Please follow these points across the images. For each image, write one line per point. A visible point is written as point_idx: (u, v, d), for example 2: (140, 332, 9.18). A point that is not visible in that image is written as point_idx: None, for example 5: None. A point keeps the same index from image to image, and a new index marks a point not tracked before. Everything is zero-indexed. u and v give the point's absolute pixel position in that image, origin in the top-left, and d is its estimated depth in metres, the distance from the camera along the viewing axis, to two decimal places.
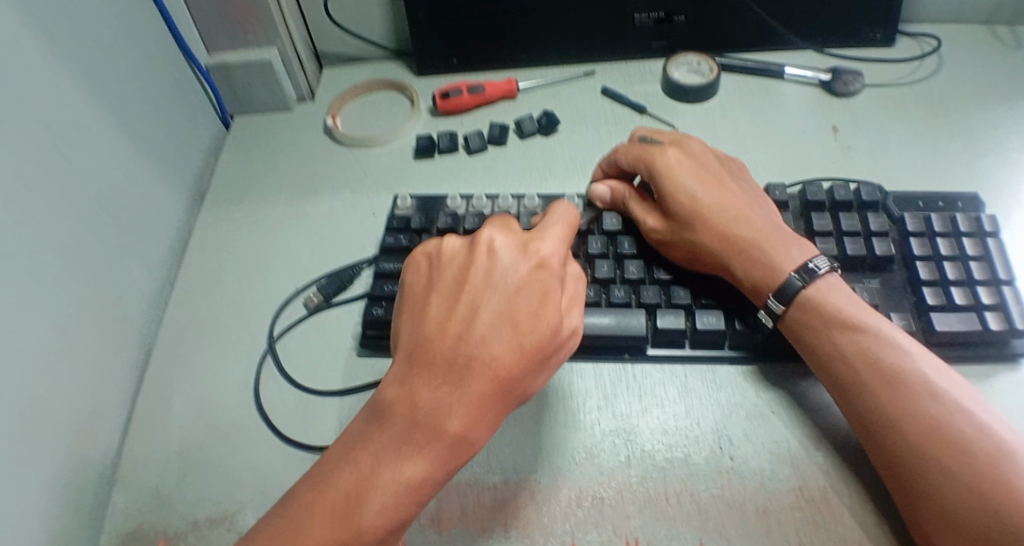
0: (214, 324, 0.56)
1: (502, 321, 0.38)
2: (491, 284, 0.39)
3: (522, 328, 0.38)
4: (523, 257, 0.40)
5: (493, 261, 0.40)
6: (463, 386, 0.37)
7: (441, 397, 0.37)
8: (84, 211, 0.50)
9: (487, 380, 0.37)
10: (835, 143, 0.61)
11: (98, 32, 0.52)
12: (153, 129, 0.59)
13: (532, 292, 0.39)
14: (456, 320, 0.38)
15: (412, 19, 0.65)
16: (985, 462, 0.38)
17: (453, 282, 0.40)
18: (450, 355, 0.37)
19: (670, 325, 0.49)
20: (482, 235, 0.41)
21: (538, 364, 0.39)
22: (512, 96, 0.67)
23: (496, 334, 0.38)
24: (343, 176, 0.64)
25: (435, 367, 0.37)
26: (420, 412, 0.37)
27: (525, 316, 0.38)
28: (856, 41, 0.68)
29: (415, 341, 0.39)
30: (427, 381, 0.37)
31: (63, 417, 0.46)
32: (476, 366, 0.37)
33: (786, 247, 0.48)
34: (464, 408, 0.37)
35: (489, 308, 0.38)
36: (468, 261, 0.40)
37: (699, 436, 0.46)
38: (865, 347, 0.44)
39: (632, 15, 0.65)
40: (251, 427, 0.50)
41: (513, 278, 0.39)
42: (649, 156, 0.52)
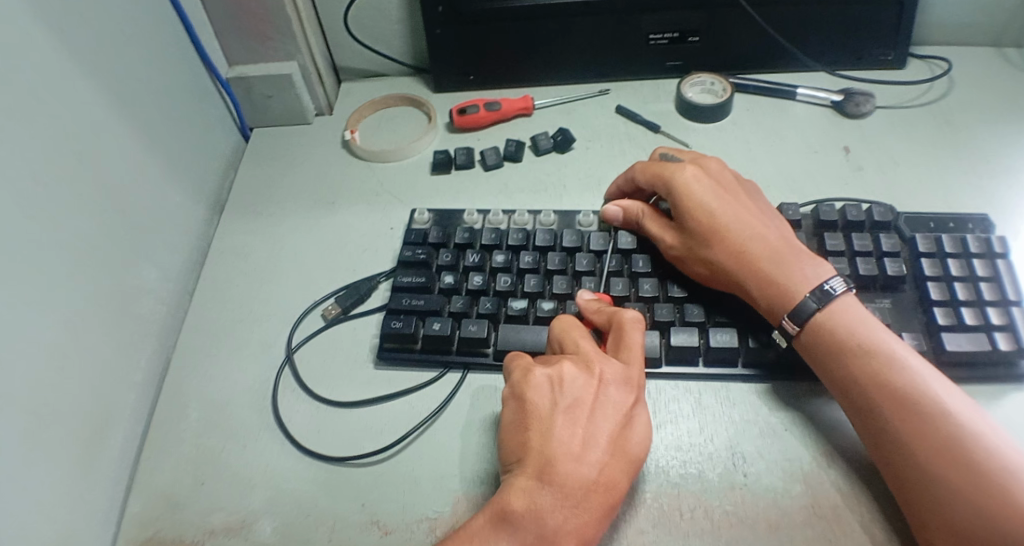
0: (231, 333, 0.56)
1: (620, 451, 0.42)
2: (610, 414, 0.42)
3: (634, 458, 0.42)
4: (633, 388, 0.44)
5: (610, 389, 0.43)
6: (589, 510, 0.40)
7: (567, 519, 0.39)
8: (104, 221, 0.51)
9: (606, 504, 0.40)
10: (846, 163, 0.62)
11: (121, 46, 0.54)
12: (173, 141, 0.60)
13: (640, 423, 0.43)
14: (580, 447, 0.41)
15: (429, 35, 0.66)
16: (996, 481, 0.39)
17: (575, 410, 0.42)
18: (579, 480, 0.40)
19: (684, 342, 0.49)
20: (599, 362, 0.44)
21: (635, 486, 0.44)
22: (527, 113, 0.67)
23: (613, 463, 0.41)
24: (360, 189, 0.64)
25: (564, 490, 0.40)
26: (548, 530, 0.39)
27: (636, 445, 0.42)
28: (866, 62, 0.69)
29: (540, 462, 0.41)
30: (556, 502, 0.40)
31: (82, 424, 0.47)
32: (599, 491, 0.40)
33: (801, 267, 0.48)
34: (588, 529, 0.40)
35: (607, 437, 0.42)
36: (587, 386, 0.43)
37: (712, 452, 0.47)
38: (880, 370, 0.44)
39: (646, 35, 0.66)
40: (267, 436, 0.50)
41: (628, 409, 0.43)
42: (668, 173, 0.53)
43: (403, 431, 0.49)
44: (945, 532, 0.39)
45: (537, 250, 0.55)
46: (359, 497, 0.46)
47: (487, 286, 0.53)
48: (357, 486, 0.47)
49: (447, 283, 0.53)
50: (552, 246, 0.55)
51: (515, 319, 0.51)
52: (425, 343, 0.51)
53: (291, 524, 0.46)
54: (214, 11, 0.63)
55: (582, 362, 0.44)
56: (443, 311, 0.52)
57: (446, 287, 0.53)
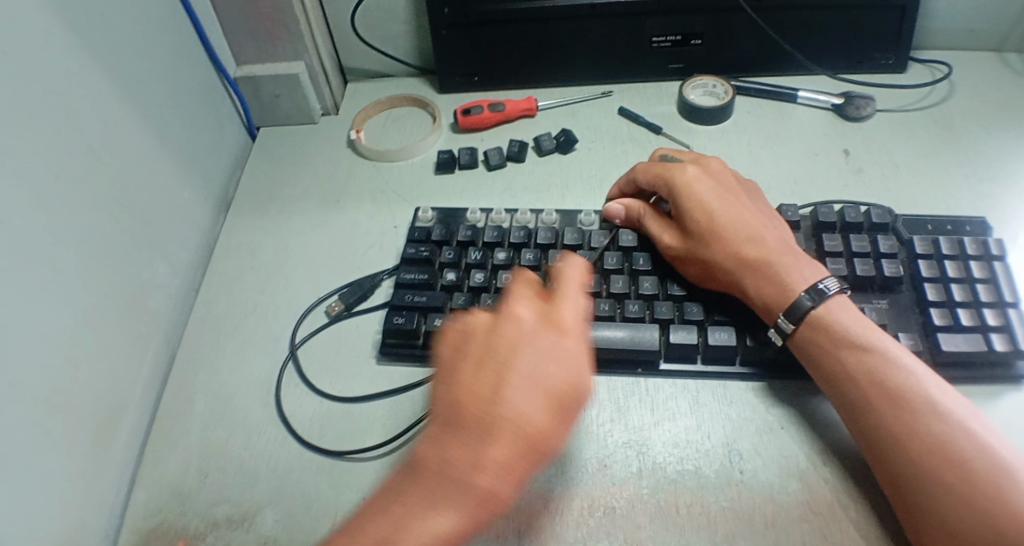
0: (237, 328, 0.57)
1: (530, 383, 0.40)
2: (520, 350, 0.40)
3: (549, 389, 0.40)
4: (545, 325, 0.42)
5: (519, 327, 0.42)
6: (493, 443, 0.38)
7: (471, 457, 0.38)
8: (114, 216, 0.52)
9: (516, 438, 0.38)
10: (846, 166, 0.62)
11: (133, 46, 0.55)
12: (182, 139, 0.61)
13: (561, 358, 0.41)
14: (484, 383, 0.40)
15: (435, 37, 0.67)
16: (988, 480, 0.39)
17: (479, 353, 0.42)
18: (480, 414, 0.39)
19: (682, 339, 0.50)
20: (509, 305, 0.43)
21: (568, 423, 0.41)
22: (531, 114, 0.68)
23: (522, 395, 0.39)
24: (365, 187, 0.65)
25: (468, 429, 0.39)
26: (451, 468, 0.38)
27: (551, 375, 0.40)
28: (868, 66, 0.69)
29: (446, 405, 0.40)
30: (458, 442, 0.39)
31: (90, 416, 0.47)
32: (502, 424, 0.38)
33: (798, 268, 0.49)
34: (495, 465, 0.38)
35: (517, 375, 0.40)
36: (496, 328, 0.42)
37: (710, 449, 0.47)
38: (876, 369, 0.44)
39: (650, 38, 0.67)
40: (272, 429, 0.51)
41: (539, 344, 0.41)
42: (670, 175, 0.54)
43: (405, 425, 0.50)
44: (938, 529, 0.40)
45: (538, 247, 0.55)
46: (361, 490, 0.47)
47: (489, 283, 0.53)
48: (359, 479, 0.48)
49: (449, 280, 0.54)
50: (554, 244, 0.56)
51: None
52: (427, 339, 0.52)
53: (293, 516, 0.46)
54: (224, 12, 0.65)
55: (496, 310, 0.44)
56: (446, 307, 0.53)
57: (449, 284, 0.54)
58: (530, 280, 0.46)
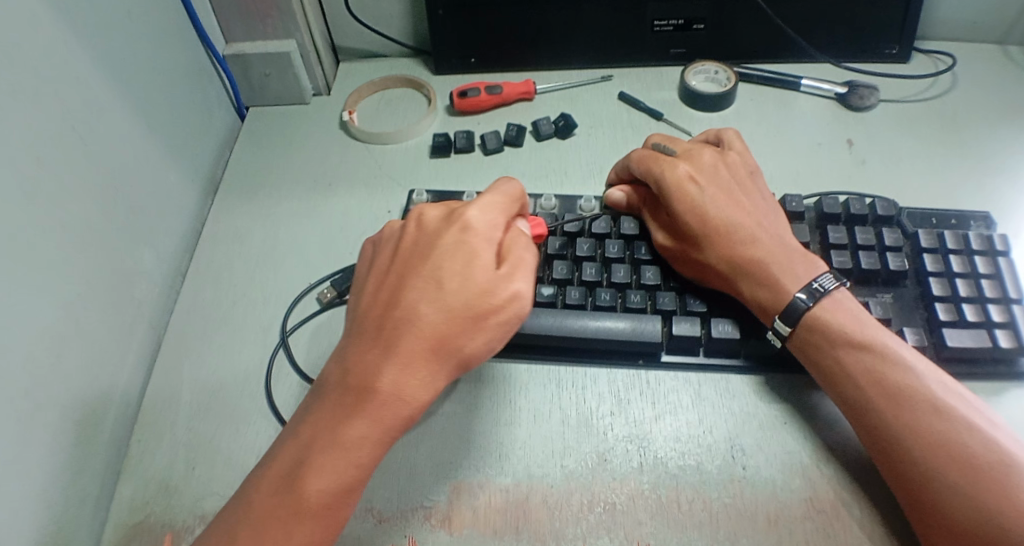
0: (225, 316, 0.55)
1: (429, 283, 0.39)
2: (421, 256, 0.40)
3: (446, 287, 0.38)
4: (449, 228, 0.41)
5: (422, 232, 0.42)
6: (395, 344, 0.38)
7: (371, 361, 0.38)
8: (97, 199, 0.49)
9: (418, 338, 0.38)
10: (850, 157, 0.61)
11: (118, 19, 0.52)
12: (168, 118, 0.58)
13: (459, 253, 0.39)
14: (386, 288, 0.40)
15: (432, 17, 0.65)
16: (992, 475, 0.39)
17: (388, 263, 0.42)
18: (382, 318, 0.39)
19: (685, 332, 0.49)
20: (416, 212, 0.43)
21: (482, 330, 0.39)
22: (529, 98, 0.66)
23: (423, 297, 0.39)
24: (358, 171, 0.63)
25: (371, 333, 0.39)
26: (354, 370, 0.38)
27: (451, 274, 0.39)
28: (873, 55, 0.68)
29: (356, 317, 0.41)
30: (361, 348, 0.39)
31: (73, 406, 0.45)
32: (398, 325, 0.38)
33: (793, 268, 0.47)
34: (395, 366, 0.38)
35: (413, 280, 0.40)
36: (402, 235, 0.43)
37: (712, 444, 0.47)
38: (878, 367, 0.43)
39: (651, 22, 0.66)
40: (262, 421, 0.49)
41: (439, 246, 0.40)
42: (659, 171, 0.52)
43: None
44: (942, 526, 0.39)
45: None
46: None
47: None
48: None
49: None
50: (553, 230, 0.54)
51: None
52: None
53: None
54: None
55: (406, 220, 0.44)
56: None
57: None
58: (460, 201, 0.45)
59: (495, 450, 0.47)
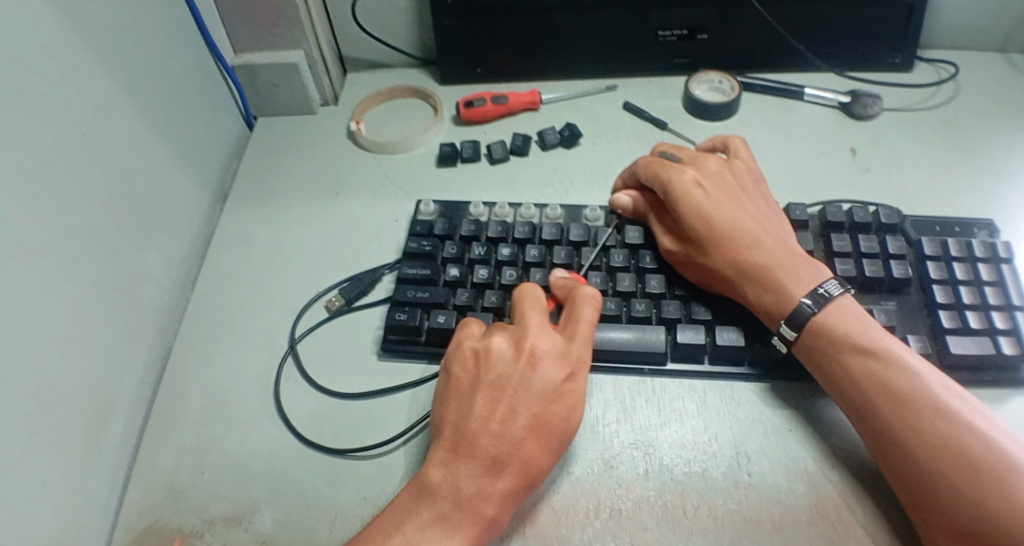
0: (233, 322, 0.56)
1: (539, 434, 0.42)
2: (536, 394, 0.43)
3: (557, 434, 0.43)
4: (562, 367, 0.44)
5: (534, 368, 0.44)
6: (506, 480, 0.41)
7: (483, 486, 0.41)
8: (106, 206, 0.50)
9: (525, 475, 0.42)
10: (853, 165, 0.62)
11: (126, 28, 0.53)
12: (176, 126, 0.59)
13: (566, 409, 0.44)
14: (498, 417, 0.43)
15: (438, 26, 0.65)
16: (994, 484, 0.39)
17: (497, 381, 0.44)
18: (494, 451, 0.42)
19: (690, 339, 0.49)
20: (526, 343, 0.45)
21: (563, 462, 0.45)
22: (535, 107, 0.67)
23: (534, 439, 0.42)
24: (365, 179, 0.64)
25: (481, 461, 0.41)
26: (466, 496, 0.41)
27: (560, 417, 0.43)
28: (874, 65, 0.69)
29: (460, 433, 0.43)
30: (471, 470, 0.41)
31: (80, 411, 0.46)
32: (517, 463, 0.41)
33: (797, 272, 0.48)
34: (505, 495, 0.41)
35: (529, 414, 0.43)
36: (511, 362, 0.44)
37: (717, 451, 0.47)
38: (885, 374, 0.44)
39: (656, 31, 0.66)
40: (269, 426, 0.50)
41: (553, 384, 0.44)
42: (667, 175, 0.53)
43: (406, 424, 0.49)
44: (944, 528, 0.40)
45: (543, 244, 0.54)
46: (360, 489, 0.46)
47: (493, 279, 0.52)
48: (358, 479, 0.47)
49: (452, 276, 0.52)
50: (558, 240, 0.54)
51: None
52: (428, 336, 0.51)
53: (292, 515, 0.45)
54: None
55: (511, 339, 0.45)
56: (449, 304, 0.51)
57: (452, 279, 0.52)
58: (547, 312, 0.48)
59: None
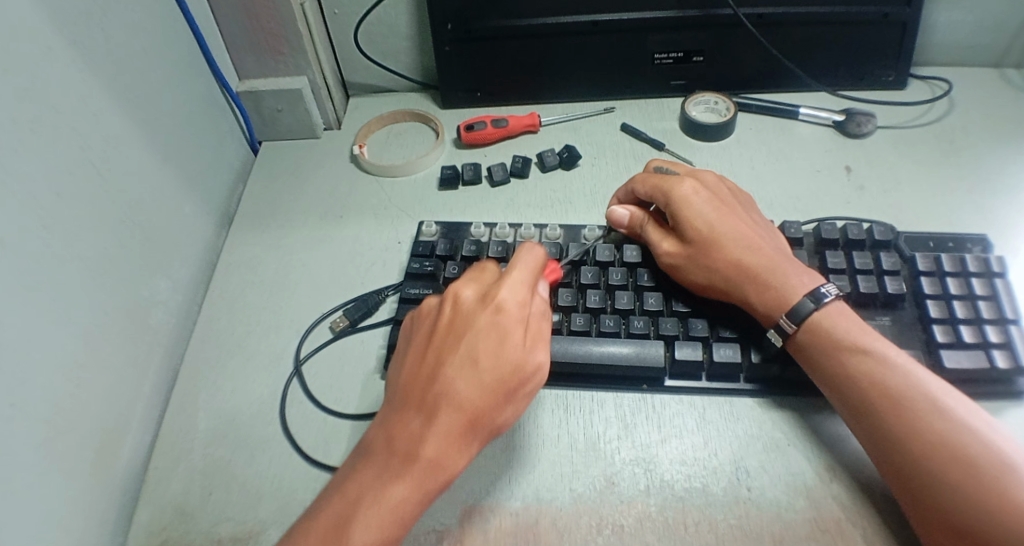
0: (240, 345, 0.57)
1: (464, 367, 0.42)
2: (460, 335, 0.42)
3: (486, 370, 0.41)
4: (483, 305, 0.43)
5: (456, 310, 0.44)
6: (435, 420, 0.41)
7: (415, 430, 0.41)
8: (115, 233, 0.51)
9: (456, 415, 0.41)
10: (848, 183, 0.63)
11: (135, 59, 0.54)
12: (183, 153, 0.60)
13: (492, 341, 0.42)
14: (426, 362, 0.43)
15: (438, 53, 0.67)
16: (989, 477, 0.40)
17: (428, 333, 0.44)
18: (421, 392, 0.42)
19: (688, 356, 0.50)
20: (451, 289, 0.45)
21: (509, 403, 0.43)
22: (534, 130, 0.68)
23: (462, 377, 0.41)
24: (369, 202, 0.65)
25: (412, 408, 0.42)
26: (397, 442, 0.41)
27: (486, 352, 0.42)
28: (868, 83, 0.70)
29: (398, 387, 0.43)
30: (402, 418, 0.42)
31: (91, 435, 0.47)
32: (440, 400, 0.41)
33: (797, 278, 0.49)
34: (436, 434, 0.40)
35: (454, 353, 0.42)
36: (438, 313, 0.45)
37: (717, 466, 0.48)
38: (881, 368, 0.45)
39: (652, 55, 0.68)
40: (276, 446, 0.51)
41: (475, 321, 0.43)
42: (668, 186, 0.54)
43: None
44: (943, 524, 0.40)
45: None
46: None
47: None
48: None
49: None
50: (558, 259, 0.55)
51: None
52: None
53: None
54: (227, 26, 0.64)
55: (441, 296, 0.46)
56: None
57: None
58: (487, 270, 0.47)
59: (505, 474, 0.48)
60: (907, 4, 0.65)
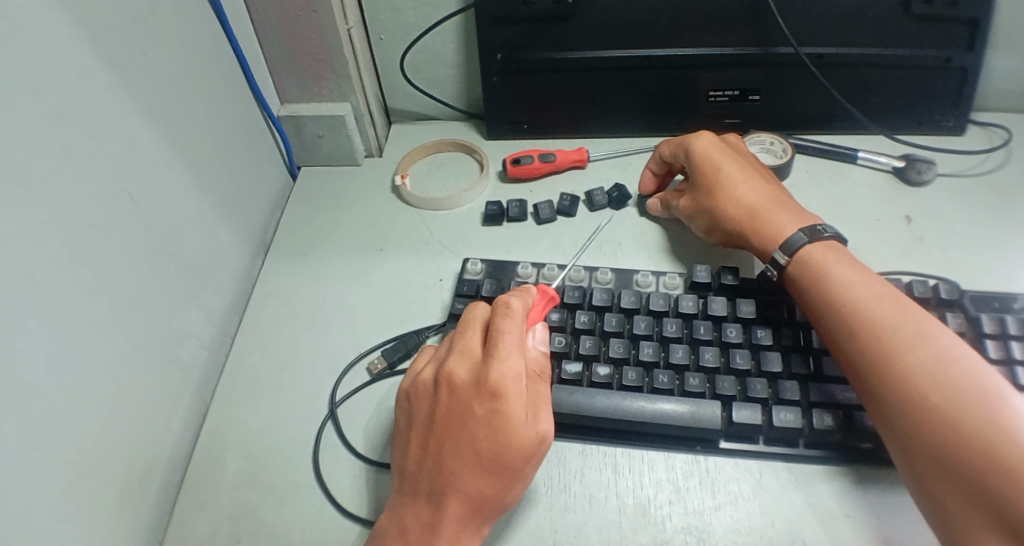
0: (273, 382, 0.55)
1: (467, 454, 0.41)
2: (458, 419, 0.41)
3: (488, 454, 0.40)
4: (476, 386, 0.41)
5: (451, 394, 0.42)
6: (446, 509, 0.40)
7: (428, 521, 0.40)
8: (151, 262, 0.49)
9: (465, 504, 0.40)
10: (907, 234, 0.60)
11: (176, 81, 0.53)
12: (220, 177, 0.59)
13: (487, 426, 0.40)
14: (430, 450, 0.42)
15: (485, 83, 0.65)
16: (996, 441, 0.38)
17: (426, 417, 0.43)
18: (430, 481, 0.41)
19: (746, 419, 0.47)
20: (443, 370, 0.43)
21: (518, 480, 0.41)
22: (581, 165, 0.66)
23: (465, 464, 0.40)
24: (409, 235, 0.63)
25: (422, 498, 0.41)
26: (410, 532, 0.40)
27: (486, 439, 0.40)
28: (926, 128, 0.67)
29: (406, 473, 0.43)
30: (414, 507, 0.41)
31: (118, 476, 0.45)
32: (449, 490, 0.40)
33: (791, 217, 0.53)
34: (449, 527, 0.40)
35: (455, 440, 0.41)
36: (433, 395, 0.43)
37: (774, 538, 0.45)
38: (868, 337, 0.44)
39: (706, 91, 0.65)
40: (307, 494, 0.48)
41: (473, 406, 0.41)
42: (687, 141, 0.59)
43: None
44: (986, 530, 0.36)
45: (594, 309, 0.53)
46: None
47: None
48: None
49: None
50: (609, 306, 0.53)
51: (568, 382, 0.50)
52: None
53: None
54: (271, 49, 0.63)
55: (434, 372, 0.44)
56: None
57: None
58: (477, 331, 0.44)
59: (550, 538, 0.45)
60: (970, 49, 0.62)
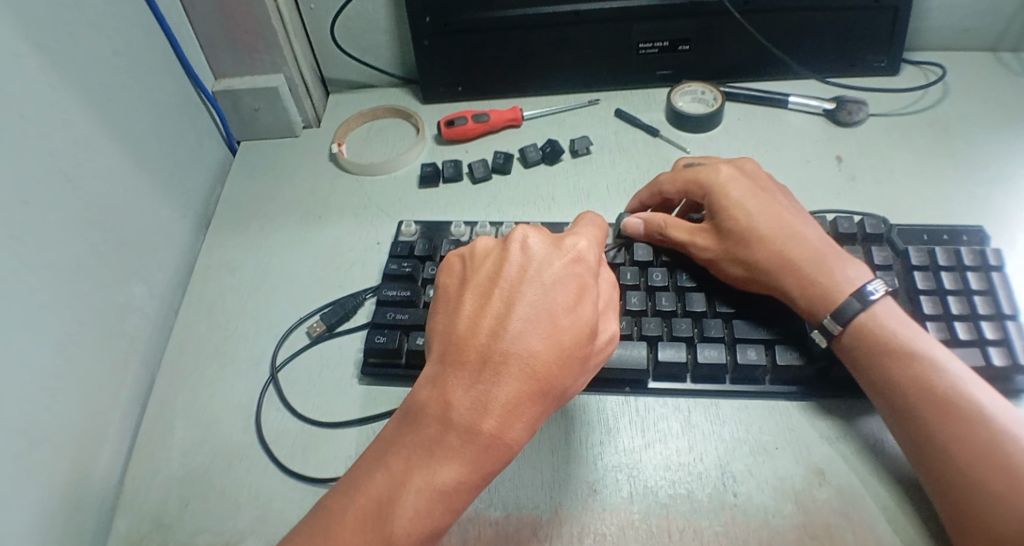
0: (219, 350, 0.56)
1: (539, 317, 0.37)
2: (556, 284, 0.38)
3: (559, 324, 0.37)
4: (556, 254, 0.39)
5: (529, 255, 0.39)
6: (501, 383, 0.35)
7: (475, 395, 0.35)
8: (89, 237, 0.50)
9: (524, 382, 0.36)
10: (839, 173, 0.61)
11: (106, 59, 0.53)
12: (157, 153, 0.59)
13: (571, 288, 0.38)
14: (485, 316, 0.37)
15: (417, 47, 0.65)
16: (972, 439, 0.40)
17: (478, 282, 0.39)
18: (482, 354, 0.36)
19: (671, 357, 0.48)
20: (516, 232, 0.40)
21: (579, 371, 0.38)
22: (517, 124, 0.67)
23: (530, 332, 0.36)
24: (348, 202, 0.64)
25: (467, 367, 0.36)
26: (452, 411, 0.35)
27: (562, 310, 0.37)
28: (860, 70, 0.68)
29: (445, 343, 0.37)
30: (458, 380, 0.36)
31: (66, 446, 0.46)
32: (517, 363, 0.36)
33: (834, 270, 0.47)
34: (500, 404, 0.35)
35: (520, 304, 0.37)
36: (501, 256, 0.39)
37: (703, 471, 0.46)
38: (892, 379, 0.43)
39: (636, 44, 0.66)
40: (253, 454, 0.50)
41: (554, 273, 0.38)
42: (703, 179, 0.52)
43: None
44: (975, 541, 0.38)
45: None
46: None
47: None
48: None
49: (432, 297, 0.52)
50: None
51: None
52: (409, 357, 0.51)
53: None
54: (201, 24, 0.63)
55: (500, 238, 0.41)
56: None
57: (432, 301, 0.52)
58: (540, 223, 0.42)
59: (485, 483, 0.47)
60: None
